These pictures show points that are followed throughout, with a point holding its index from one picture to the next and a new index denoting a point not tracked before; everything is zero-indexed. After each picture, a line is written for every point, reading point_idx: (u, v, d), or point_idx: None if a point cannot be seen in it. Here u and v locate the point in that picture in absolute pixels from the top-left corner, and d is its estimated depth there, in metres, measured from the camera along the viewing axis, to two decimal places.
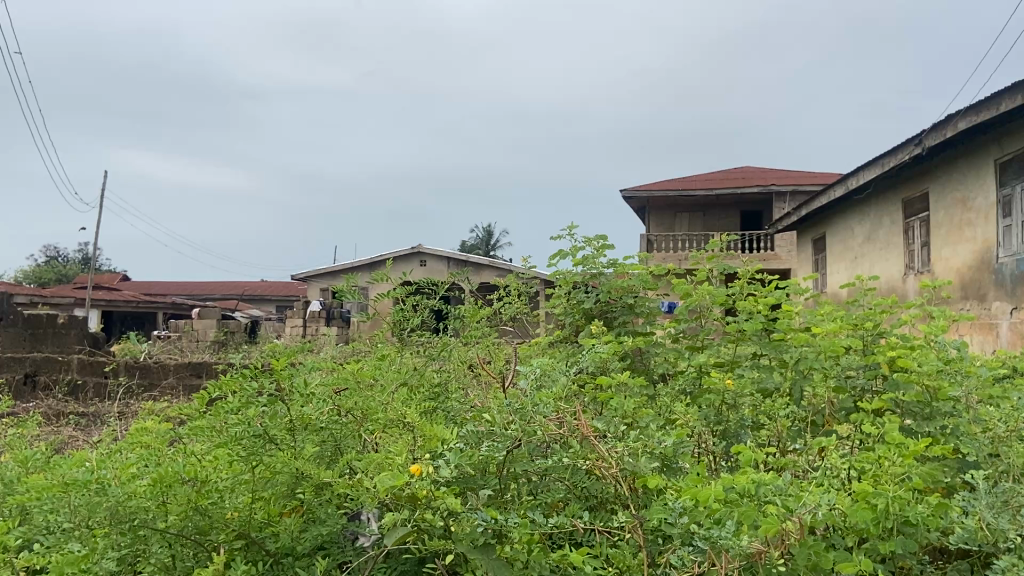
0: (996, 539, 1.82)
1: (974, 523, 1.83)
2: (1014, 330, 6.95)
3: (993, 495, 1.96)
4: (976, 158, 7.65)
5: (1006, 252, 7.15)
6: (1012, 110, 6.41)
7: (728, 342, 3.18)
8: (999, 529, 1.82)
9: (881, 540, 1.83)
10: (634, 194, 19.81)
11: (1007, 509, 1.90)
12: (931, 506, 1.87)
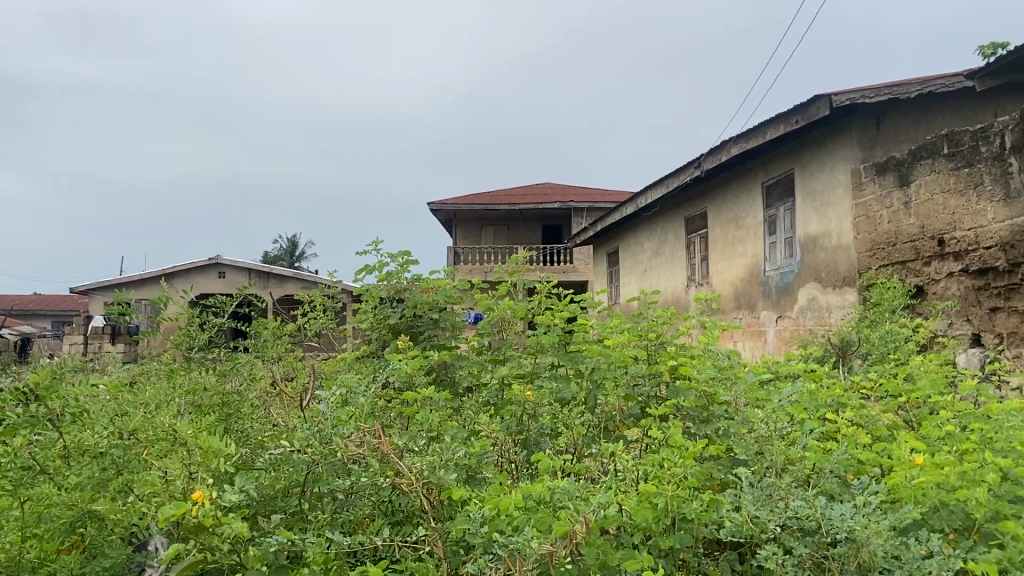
0: (760, 530, 2.02)
1: (741, 515, 2.04)
2: (778, 337, 7.75)
3: (755, 489, 2.18)
4: (746, 179, 8.49)
5: (771, 266, 7.96)
6: (776, 138, 7.18)
7: (526, 354, 3.34)
8: (761, 522, 2.01)
9: (662, 536, 1.99)
10: (441, 207, 19.97)
11: (769, 501, 2.11)
12: (705, 503, 2.06)
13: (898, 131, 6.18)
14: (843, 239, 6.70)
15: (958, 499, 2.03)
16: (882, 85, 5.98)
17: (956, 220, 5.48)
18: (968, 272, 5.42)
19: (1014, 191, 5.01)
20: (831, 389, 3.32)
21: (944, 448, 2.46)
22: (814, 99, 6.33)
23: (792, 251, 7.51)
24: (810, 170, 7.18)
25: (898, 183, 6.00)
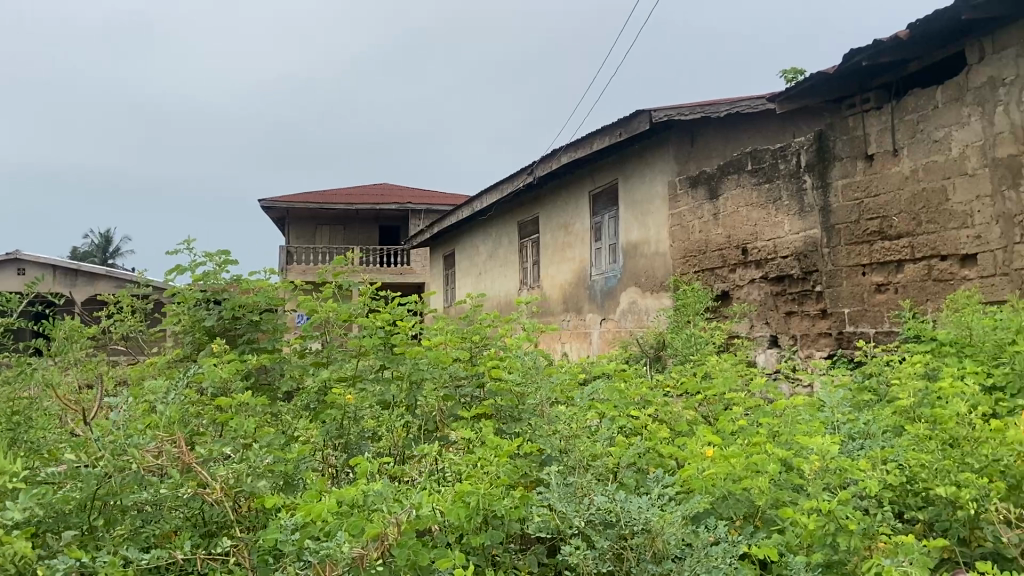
0: (564, 525, 2.09)
1: (547, 511, 2.11)
2: (602, 338, 8.10)
3: (563, 485, 2.27)
4: (574, 187, 8.81)
5: (597, 271, 8.30)
6: (602, 149, 7.51)
7: (349, 357, 3.29)
8: (566, 517, 2.09)
9: (474, 534, 2.03)
10: (273, 205, 19.28)
11: (574, 497, 2.18)
12: (515, 499, 2.13)
13: (709, 148, 6.66)
14: (660, 246, 7.11)
15: (743, 488, 2.21)
16: (696, 104, 6.41)
17: (758, 231, 5.93)
18: (767, 279, 5.89)
19: (807, 206, 5.53)
20: (642, 387, 3.51)
21: (736, 440, 2.67)
22: (636, 114, 6.69)
23: (616, 257, 7.87)
24: (632, 180, 7.55)
25: (707, 196, 6.45)
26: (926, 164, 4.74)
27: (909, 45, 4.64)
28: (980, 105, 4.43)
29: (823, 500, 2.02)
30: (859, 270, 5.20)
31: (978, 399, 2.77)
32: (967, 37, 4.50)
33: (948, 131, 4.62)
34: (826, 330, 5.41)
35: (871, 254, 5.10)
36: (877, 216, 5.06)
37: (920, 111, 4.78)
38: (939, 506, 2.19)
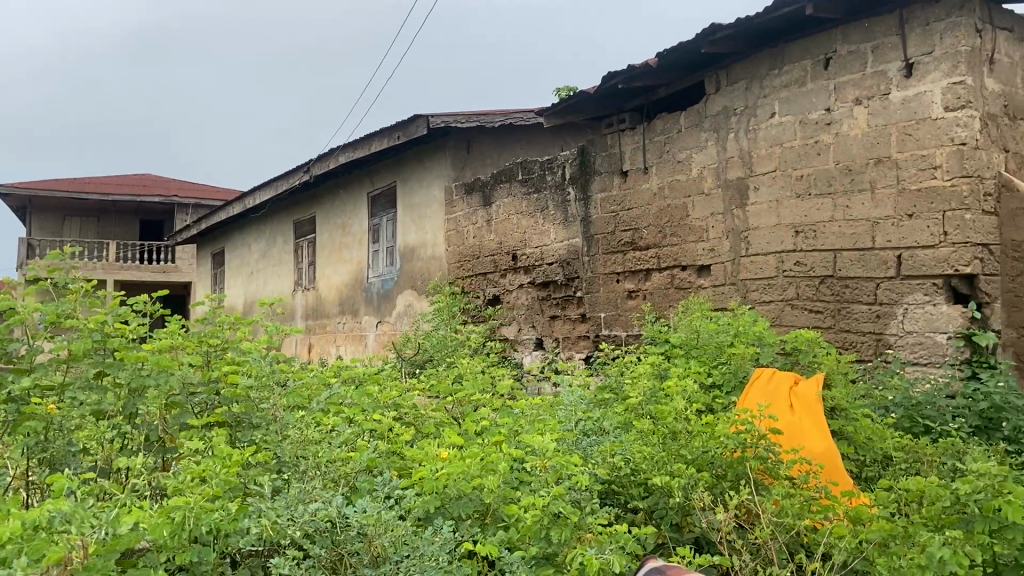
0: (280, 536, 2.04)
1: (262, 525, 2.03)
2: (377, 340, 8.10)
3: (287, 495, 2.23)
4: (352, 188, 8.71)
5: (374, 273, 8.26)
6: (380, 150, 7.49)
7: (56, 364, 2.97)
8: (279, 527, 2.04)
9: (183, 551, 2.00)
10: (15, 192, 17.25)
11: (295, 504, 2.16)
12: (232, 511, 2.09)
13: (484, 156, 7.09)
14: (436, 249, 7.21)
15: (473, 488, 2.29)
16: (472, 112, 6.61)
17: (526, 238, 6.21)
18: (534, 284, 6.18)
19: (570, 216, 5.88)
20: (392, 390, 3.53)
21: (475, 441, 2.78)
22: (415, 117, 6.76)
23: (393, 260, 7.87)
24: (410, 183, 7.60)
25: (481, 203, 6.63)
26: (670, 182, 5.19)
27: (659, 71, 5.04)
28: (716, 131, 4.91)
29: (540, 495, 2.15)
30: (614, 278, 5.59)
31: (694, 395, 3.10)
32: (705, 70, 5.00)
33: (689, 153, 5.07)
34: (585, 334, 5.82)
35: (624, 263, 5.50)
36: (630, 228, 5.47)
37: (667, 133, 5.22)
38: (655, 494, 2.43)
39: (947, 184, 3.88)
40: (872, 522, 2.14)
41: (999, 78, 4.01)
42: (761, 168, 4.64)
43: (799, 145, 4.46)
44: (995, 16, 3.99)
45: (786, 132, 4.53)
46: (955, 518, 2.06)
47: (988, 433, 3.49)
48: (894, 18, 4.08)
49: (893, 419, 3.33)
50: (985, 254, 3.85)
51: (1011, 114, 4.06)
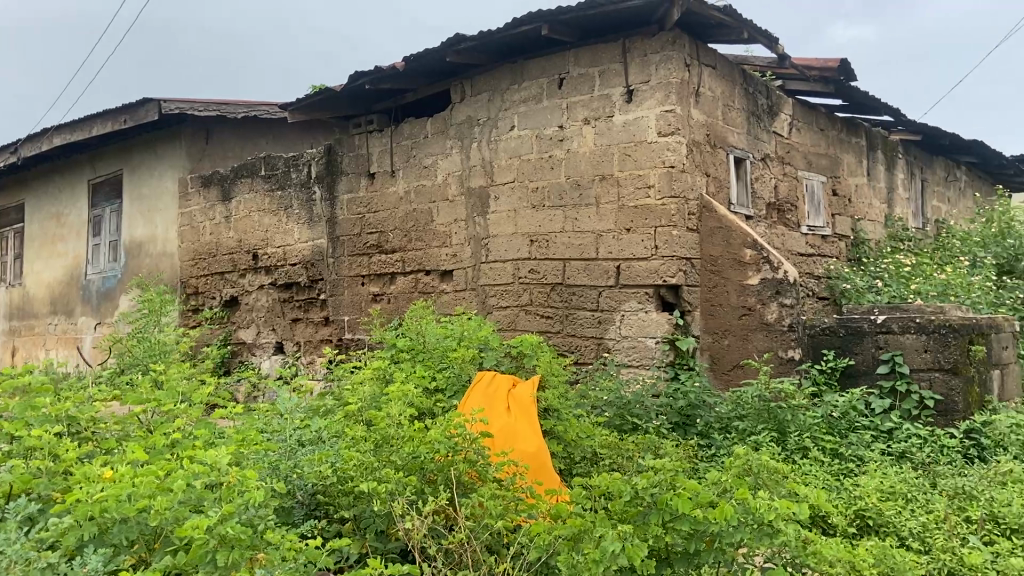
0: None
1: None
2: (94, 344, 7.39)
3: None
4: (68, 174, 7.85)
5: (93, 269, 7.51)
6: (103, 134, 6.84)
7: None
8: None
9: None
10: None
11: None
12: None
13: (223, 150, 6.82)
14: (167, 245, 6.81)
15: (139, 510, 2.06)
16: (211, 101, 6.30)
17: (269, 236, 6.07)
18: (276, 285, 6.09)
19: (315, 216, 5.81)
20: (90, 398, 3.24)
21: (163, 457, 2.58)
22: (143, 101, 6.26)
23: (117, 255, 7.22)
24: (138, 172, 7.02)
25: (220, 197, 6.36)
26: (416, 187, 5.27)
27: (403, 76, 5.05)
28: (460, 139, 5.05)
29: (210, 515, 2.00)
30: (358, 280, 5.63)
31: (415, 399, 3.21)
32: (452, 78, 5.14)
33: (435, 159, 5.18)
34: (328, 337, 5.80)
35: (369, 266, 5.54)
36: (375, 231, 5.51)
37: (414, 138, 5.29)
38: (361, 502, 2.49)
39: (659, 202, 4.28)
40: (569, 517, 2.23)
41: (703, 109, 4.47)
42: (500, 178, 4.84)
43: (535, 159, 4.69)
44: (702, 53, 4.47)
45: (524, 145, 4.74)
46: (632, 508, 2.21)
47: (684, 428, 3.84)
48: (618, 46, 4.43)
49: (598, 419, 3.60)
50: (688, 267, 4.30)
51: (712, 142, 4.55)
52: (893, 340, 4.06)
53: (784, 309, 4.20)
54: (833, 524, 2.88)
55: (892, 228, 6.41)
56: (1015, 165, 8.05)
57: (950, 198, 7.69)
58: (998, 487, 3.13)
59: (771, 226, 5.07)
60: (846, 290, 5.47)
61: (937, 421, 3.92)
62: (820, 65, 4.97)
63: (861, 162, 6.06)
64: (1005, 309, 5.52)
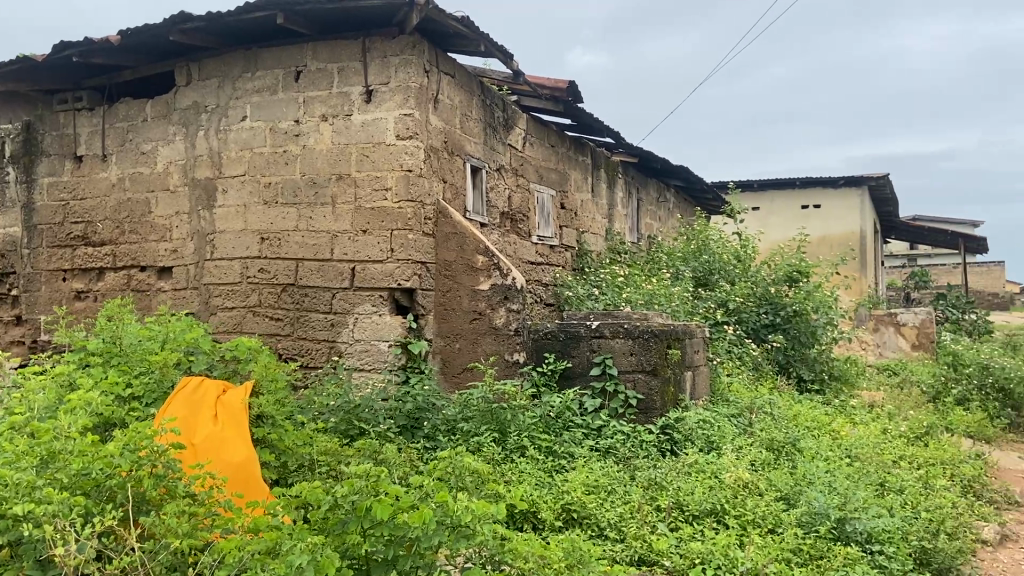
0: None
1: None
2: None
3: None
4: None
5: None
6: None
7: None
8: None
9: None
10: None
11: None
12: None
13: None
14: None
15: None
16: None
17: None
18: None
19: (8, 201, 5.22)
20: None
21: None
22: None
23: None
24: None
25: None
26: (131, 175, 4.88)
27: (118, 50, 4.58)
28: (184, 126, 4.75)
29: None
30: (59, 276, 5.11)
31: (103, 409, 2.95)
32: (176, 59, 4.78)
33: (155, 146, 4.82)
34: (19, 339, 5.17)
35: (72, 260, 5.05)
36: (82, 221, 5.05)
37: (130, 120, 4.91)
38: (14, 526, 2.13)
39: (395, 206, 4.29)
40: (265, 531, 2.24)
41: (442, 116, 4.56)
42: (229, 170, 4.60)
43: (269, 153, 4.52)
44: (441, 61, 4.55)
45: (256, 138, 4.54)
46: (328, 519, 2.24)
47: (411, 432, 3.86)
48: (358, 44, 4.38)
49: (320, 427, 3.50)
50: (423, 271, 4.36)
51: (449, 149, 4.65)
52: (605, 344, 4.39)
53: (511, 314, 4.41)
54: (542, 518, 3.03)
55: (612, 241, 6.99)
56: (713, 190, 9.13)
57: (661, 217, 8.53)
58: (682, 477, 3.53)
59: (504, 234, 5.30)
60: (569, 297, 5.86)
61: (639, 419, 4.28)
62: (550, 84, 5.33)
63: (586, 179, 6.54)
64: (699, 317, 6.23)
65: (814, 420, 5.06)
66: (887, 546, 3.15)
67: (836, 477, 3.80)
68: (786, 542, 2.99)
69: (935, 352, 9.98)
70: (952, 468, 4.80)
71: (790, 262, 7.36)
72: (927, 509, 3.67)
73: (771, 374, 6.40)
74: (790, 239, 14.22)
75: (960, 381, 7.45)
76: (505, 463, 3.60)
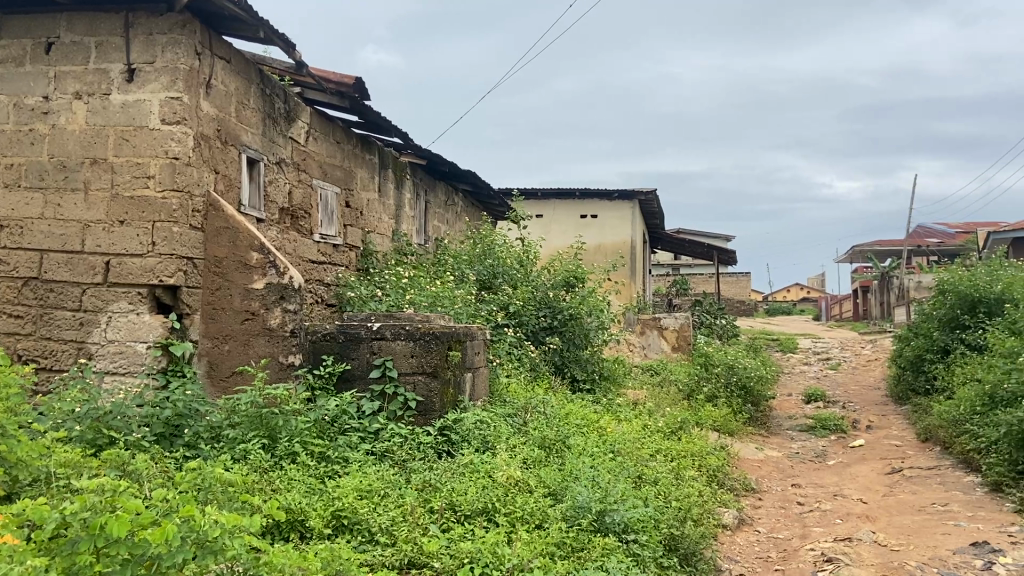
0: None
1: None
2: None
3: None
4: None
5: None
6: None
7: None
8: None
9: None
10: None
11: None
12: None
13: None
14: None
15: None
16: None
17: None
18: None
19: None
20: None
21: None
22: None
23: None
24: None
25: None
26: None
27: None
28: None
29: None
30: None
31: None
32: None
33: None
34: None
35: None
36: None
37: None
38: None
39: (159, 195, 4.05)
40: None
41: (215, 103, 4.34)
42: None
43: (10, 131, 4.20)
44: (215, 45, 4.35)
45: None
46: (56, 539, 2.03)
47: (170, 440, 3.62)
48: (120, 18, 4.14)
49: (58, 438, 3.19)
50: (189, 267, 4.12)
51: (223, 138, 4.42)
52: (385, 346, 4.35)
53: (288, 315, 4.25)
54: (310, 527, 2.92)
55: (398, 242, 6.96)
56: (498, 196, 9.38)
57: (448, 220, 8.62)
58: (456, 478, 3.57)
59: (283, 231, 5.11)
60: (351, 297, 5.76)
61: (417, 422, 4.29)
62: (335, 79, 5.19)
63: (373, 178, 6.48)
64: (481, 319, 6.35)
65: (583, 418, 5.34)
66: (640, 535, 3.41)
67: (599, 472, 4.02)
68: (550, 536, 3.11)
69: (691, 354, 10.96)
70: (700, 459, 5.27)
71: (567, 269, 7.81)
72: (677, 498, 4.06)
73: (547, 374, 6.68)
74: (569, 246, 14.92)
75: (711, 380, 8.20)
76: (273, 471, 3.43)
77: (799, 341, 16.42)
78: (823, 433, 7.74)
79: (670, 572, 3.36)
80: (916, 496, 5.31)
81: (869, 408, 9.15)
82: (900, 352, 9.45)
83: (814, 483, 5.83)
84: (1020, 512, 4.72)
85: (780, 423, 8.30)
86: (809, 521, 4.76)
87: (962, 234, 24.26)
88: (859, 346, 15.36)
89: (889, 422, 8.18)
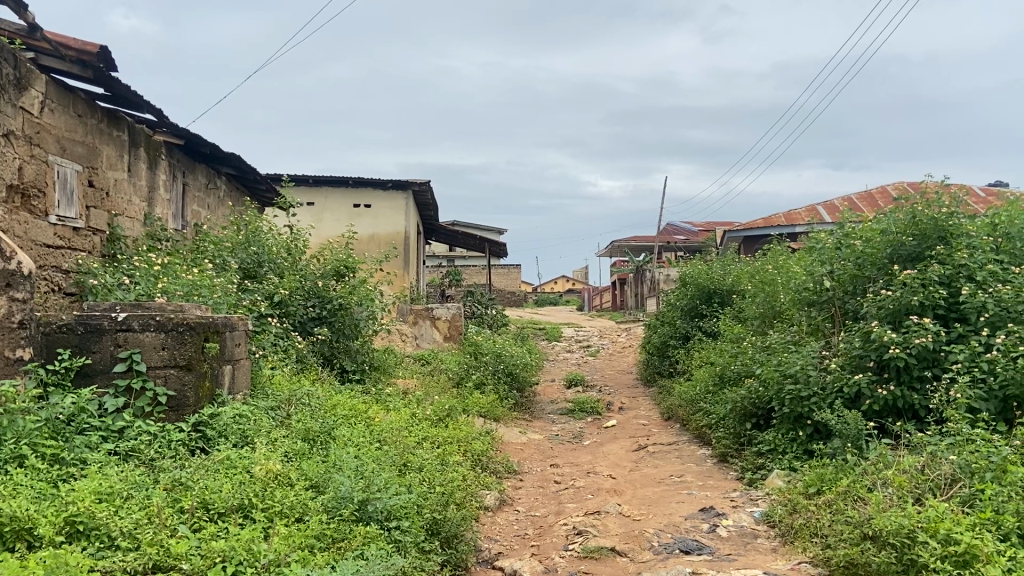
0: None
1: None
2: None
3: None
4: None
5: None
6: None
7: None
8: None
9: None
10: None
11: None
12: None
13: None
14: None
15: None
16: None
17: None
18: None
19: None
20: None
21: None
22: None
23: None
24: None
25: None
26: None
27: None
28: None
29: None
30: None
31: None
32: None
33: None
34: None
35: None
36: None
37: None
38: None
39: None
40: None
41: None
42: None
43: None
44: None
45: None
46: None
47: None
48: None
49: None
50: None
51: None
52: (132, 338, 4.03)
53: (15, 304, 3.80)
54: (40, 535, 2.65)
55: (151, 227, 6.47)
56: (264, 181, 9.00)
57: (208, 204, 8.13)
58: (210, 475, 3.40)
59: (12, 211, 4.58)
60: (94, 286, 5.25)
61: (167, 418, 4.04)
62: (77, 46, 4.74)
63: (122, 156, 5.97)
64: (243, 309, 6.06)
65: (350, 408, 5.29)
66: (402, 521, 3.46)
67: (362, 461, 4.01)
68: (310, 529, 3.06)
69: (461, 344, 11.22)
70: (465, 445, 5.42)
71: (337, 258, 7.71)
72: (441, 483, 4.14)
73: (315, 365, 6.54)
74: (340, 234, 14.64)
75: (479, 368, 8.45)
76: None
77: (563, 330, 17.40)
78: (581, 415, 8.26)
79: (431, 555, 3.44)
80: (657, 470, 5.82)
81: (622, 391, 9.90)
82: (649, 339, 10.31)
83: (570, 462, 6.21)
84: (740, 478, 5.33)
85: (543, 407, 8.75)
86: (563, 498, 5.07)
87: (706, 232, 26.91)
88: (616, 334, 16.59)
89: (638, 403, 8.90)
